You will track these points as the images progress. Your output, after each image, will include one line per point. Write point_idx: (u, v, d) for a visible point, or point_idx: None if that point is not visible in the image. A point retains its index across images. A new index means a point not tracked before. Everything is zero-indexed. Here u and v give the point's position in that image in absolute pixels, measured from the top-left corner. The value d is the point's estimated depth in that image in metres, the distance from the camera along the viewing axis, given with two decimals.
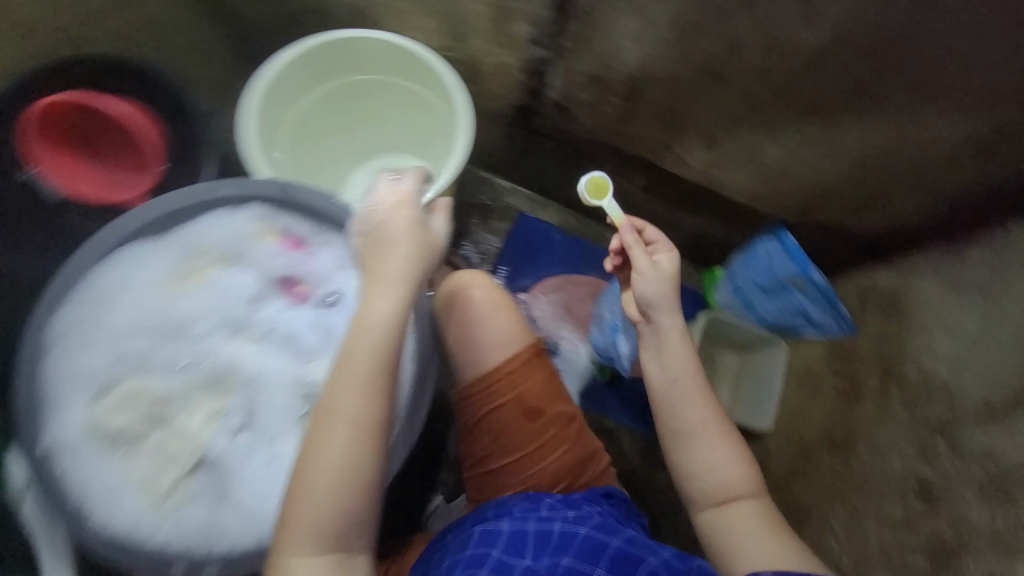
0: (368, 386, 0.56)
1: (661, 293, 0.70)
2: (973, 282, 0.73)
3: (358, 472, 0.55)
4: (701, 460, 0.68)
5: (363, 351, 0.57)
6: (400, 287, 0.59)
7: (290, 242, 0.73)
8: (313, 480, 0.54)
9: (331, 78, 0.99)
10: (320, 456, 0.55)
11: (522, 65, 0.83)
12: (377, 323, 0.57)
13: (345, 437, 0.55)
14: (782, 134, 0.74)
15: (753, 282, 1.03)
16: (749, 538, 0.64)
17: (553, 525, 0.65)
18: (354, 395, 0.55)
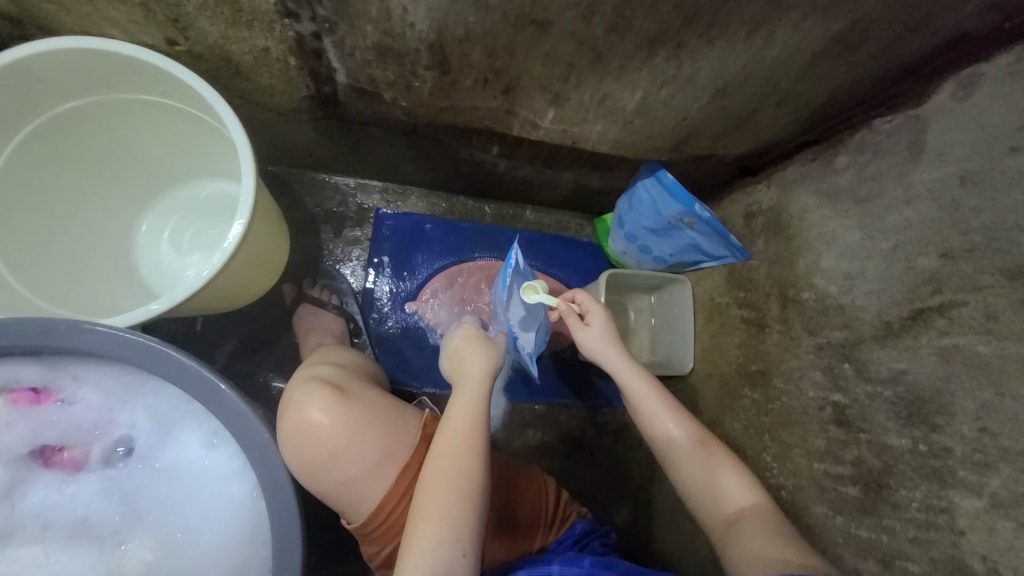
0: (470, 429, 0.61)
1: (595, 342, 0.76)
2: (850, 190, 0.68)
3: (472, 506, 0.56)
4: (701, 477, 0.67)
5: (464, 404, 0.64)
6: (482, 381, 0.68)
7: (23, 399, 0.51)
8: (425, 518, 0.55)
9: (20, 122, 0.68)
10: (436, 492, 0.56)
11: (285, 47, 0.60)
12: (461, 415, 0.63)
13: (450, 502, 0.56)
14: (631, 74, 0.60)
15: (642, 226, 0.95)
16: (763, 541, 0.58)
17: (550, 568, 0.61)
18: (459, 440, 0.60)
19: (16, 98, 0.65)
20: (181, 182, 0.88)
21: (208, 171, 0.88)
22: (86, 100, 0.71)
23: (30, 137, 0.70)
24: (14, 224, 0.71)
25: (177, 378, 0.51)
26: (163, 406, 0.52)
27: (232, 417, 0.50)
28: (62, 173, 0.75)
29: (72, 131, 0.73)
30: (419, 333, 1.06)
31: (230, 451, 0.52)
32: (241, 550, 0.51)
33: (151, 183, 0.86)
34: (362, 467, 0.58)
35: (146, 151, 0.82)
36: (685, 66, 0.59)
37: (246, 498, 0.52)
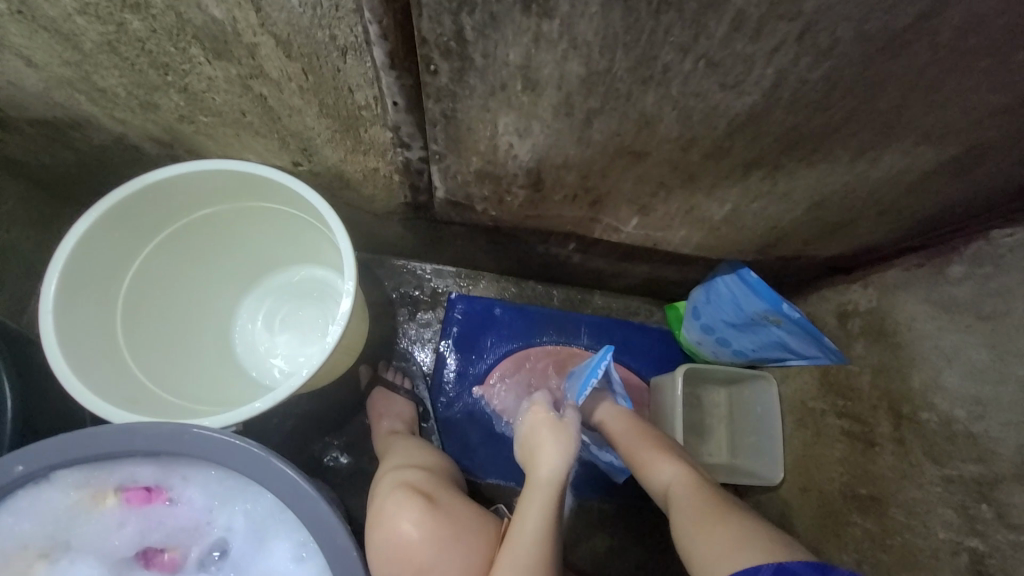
0: (538, 546, 0.58)
1: (609, 411, 0.81)
2: (971, 304, 0.63)
3: None
4: (649, 464, 0.71)
5: (530, 517, 0.60)
6: (551, 488, 0.64)
7: (136, 498, 0.54)
8: None
9: (161, 228, 0.79)
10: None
11: (395, 168, 0.66)
12: (529, 527, 0.60)
13: None
14: (721, 191, 0.61)
15: (720, 319, 0.92)
16: (676, 475, 0.68)
17: None
18: (522, 561, 0.56)
19: (164, 209, 0.76)
20: (280, 270, 0.96)
21: (304, 261, 0.95)
22: (216, 207, 0.81)
23: (165, 241, 0.81)
24: (141, 314, 0.81)
25: (278, 488, 0.52)
26: (261, 514, 0.54)
27: (330, 531, 0.51)
28: (184, 266, 0.85)
29: (202, 233, 0.84)
30: (485, 419, 1.05)
31: (316, 568, 0.52)
32: None
33: (256, 274, 0.94)
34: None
35: (256, 246, 0.90)
36: (780, 185, 0.59)
37: None
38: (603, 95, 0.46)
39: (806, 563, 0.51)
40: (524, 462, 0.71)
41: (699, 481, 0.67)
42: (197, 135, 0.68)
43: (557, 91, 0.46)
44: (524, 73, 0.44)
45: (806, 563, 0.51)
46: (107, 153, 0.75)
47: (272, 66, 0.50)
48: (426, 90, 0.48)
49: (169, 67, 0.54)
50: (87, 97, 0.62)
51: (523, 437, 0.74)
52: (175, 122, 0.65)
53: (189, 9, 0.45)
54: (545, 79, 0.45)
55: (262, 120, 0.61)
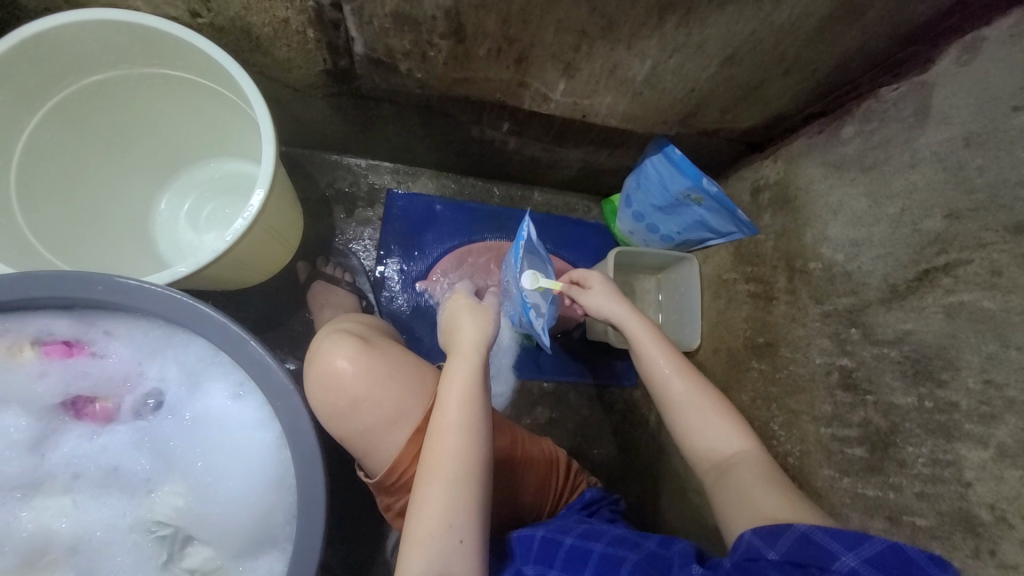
0: (467, 407, 0.60)
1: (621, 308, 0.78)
2: (856, 159, 0.70)
3: (471, 480, 0.56)
4: (705, 428, 0.65)
5: (456, 382, 0.62)
6: (474, 353, 0.66)
7: (56, 352, 0.51)
8: (427, 495, 0.55)
9: (47, 96, 0.70)
10: (434, 479, 0.56)
11: (306, 18, 0.62)
12: (452, 389, 0.62)
13: (445, 481, 0.55)
14: (641, 42, 0.62)
15: (649, 205, 0.96)
16: (736, 442, 0.63)
17: (534, 534, 0.62)
18: (455, 422, 0.59)
19: (49, 68, 0.67)
20: (195, 156, 0.90)
21: (226, 150, 0.90)
22: (111, 73, 0.73)
23: (55, 112, 0.73)
24: (41, 194, 0.74)
25: (201, 331, 0.51)
26: (190, 361, 0.53)
27: (256, 367, 0.50)
28: (83, 143, 0.77)
29: (102, 105, 0.76)
30: (430, 312, 1.08)
31: (256, 401, 0.53)
32: (272, 494, 0.51)
33: (172, 161, 0.89)
34: (377, 425, 0.61)
35: (164, 125, 0.84)
36: (694, 34, 0.61)
37: (275, 444, 0.52)
38: None
39: (925, 554, 0.44)
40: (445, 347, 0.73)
41: (771, 462, 0.61)
42: None
43: None
44: None
45: (922, 550, 0.45)
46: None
47: None
48: None
49: None
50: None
51: (444, 323, 0.75)
52: None
53: None
54: None
55: None
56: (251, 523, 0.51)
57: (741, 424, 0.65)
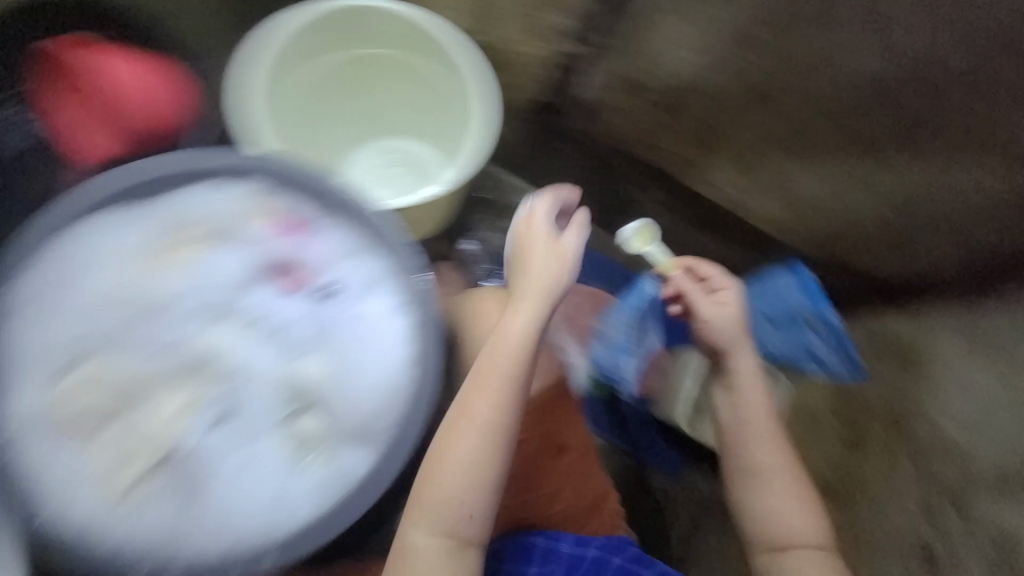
0: (512, 372, 0.63)
1: (733, 334, 0.71)
2: (1005, 346, 0.70)
3: (493, 447, 0.61)
4: (779, 516, 0.65)
5: (512, 334, 0.65)
6: (538, 307, 0.67)
7: (285, 226, 0.65)
8: (451, 448, 0.61)
9: (329, 44, 0.84)
10: (461, 435, 0.61)
11: (551, 61, 0.79)
12: (509, 341, 0.65)
13: (471, 435, 0.61)
14: (818, 163, 0.77)
15: (760, 312, 0.91)
16: (804, 533, 0.65)
17: (587, 551, 0.69)
18: (500, 380, 0.63)
19: (347, 29, 0.83)
20: (399, 136, 0.93)
21: (427, 133, 0.92)
22: (379, 47, 0.85)
23: (328, 60, 0.85)
24: (292, 112, 0.85)
25: (391, 252, 0.65)
26: (369, 271, 0.65)
27: (428, 295, 0.64)
28: (331, 88, 0.88)
29: (357, 64, 0.87)
30: None
31: (407, 321, 0.64)
32: (389, 397, 0.62)
33: (381, 127, 0.93)
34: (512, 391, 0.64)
35: (392, 97, 0.91)
36: (863, 169, 0.75)
37: (405, 359, 0.63)
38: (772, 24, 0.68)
39: None
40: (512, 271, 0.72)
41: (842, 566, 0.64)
42: None
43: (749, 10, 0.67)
44: None
45: None
46: None
47: None
48: None
49: None
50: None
51: (512, 248, 0.72)
52: None
53: None
54: None
55: None
56: (364, 413, 0.61)
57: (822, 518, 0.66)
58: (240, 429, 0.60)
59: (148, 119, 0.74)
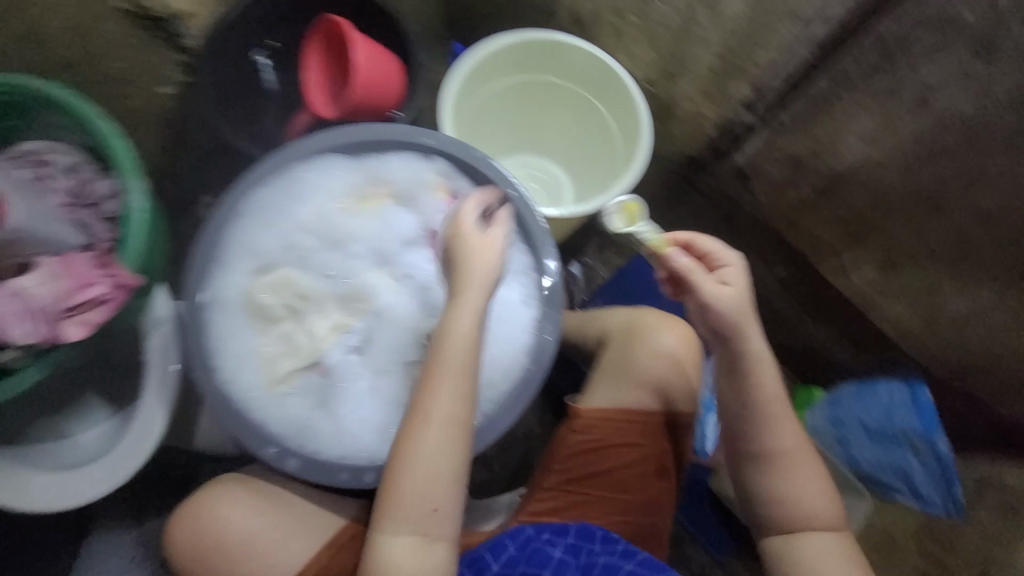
0: (461, 362, 0.60)
1: (738, 314, 0.63)
2: None
3: (451, 443, 0.60)
4: (802, 499, 0.65)
5: (461, 326, 0.61)
6: (475, 297, 0.61)
7: (453, 205, 0.71)
8: (410, 447, 0.59)
9: (522, 71, 0.95)
10: (416, 432, 0.59)
11: (720, 123, 0.83)
12: (458, 334, 0.60)
13: (432, 430, 0.59)
14: (972, 285, 0.76)
15: (860, 421, 0.90)
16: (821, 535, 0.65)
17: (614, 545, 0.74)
18: (452, 376, 0.60)
19: (542, 60, 0.93)
20: (540, 153, 1.06)
21: (566, 160, 1.05)
22: (562, 81, 0.95)
23: (516, 82, 0.96)
24: (472, 120, 0.96)
25: (533, 252, 0.70)
26: (511, 262, 0.71)
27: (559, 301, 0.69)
28: (507, 104, 0.99)
29: (537, 91, 0.98)
30: None
31: (531, 315, 0.70)
32: (499, 376, 0.68)
33: (529, 142, 1.05)
34: (643, 388, 0.77)
35: (550, 123, 1.02)
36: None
37: (520, 348, 0.69)
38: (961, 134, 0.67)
39: None
40: (447, 277, 0.64)
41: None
42: (607, 24, 0.86)
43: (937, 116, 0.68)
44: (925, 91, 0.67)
45: None
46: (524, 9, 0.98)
47: None
48: (827, 70, 0.72)
49: None
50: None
51: (443, 255, 0.65)
52: (605, 9, 0.85)
53: None
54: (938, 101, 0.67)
55: (671, 35, 0.80)
56: None
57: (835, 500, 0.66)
58: (371, 363, 0.68)
59: (368, 92, 0.84)
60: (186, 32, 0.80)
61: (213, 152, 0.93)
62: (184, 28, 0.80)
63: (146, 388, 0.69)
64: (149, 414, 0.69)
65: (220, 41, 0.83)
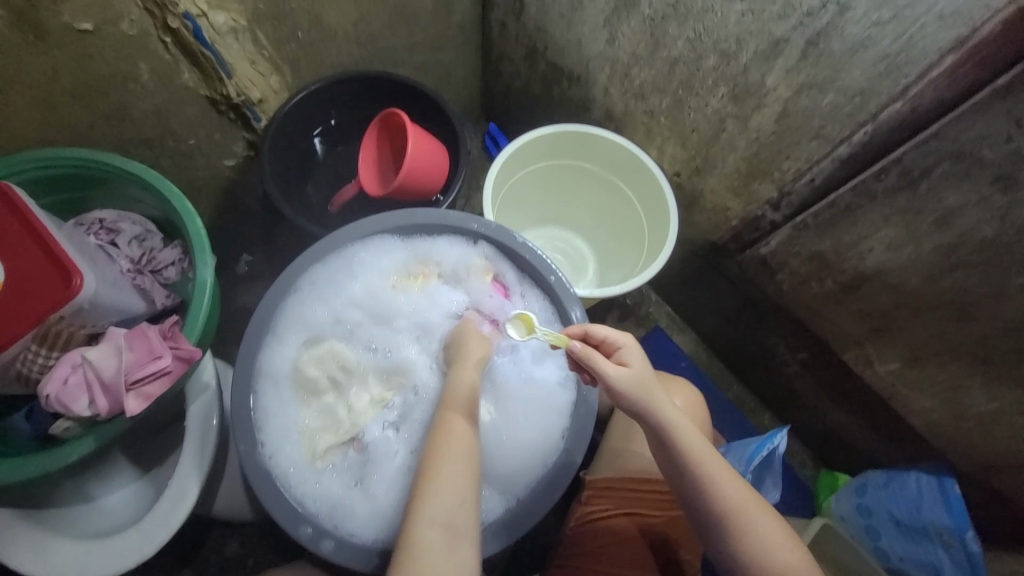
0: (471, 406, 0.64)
1: (644, 388, 0.67)
2: None
3: (469, 472, 0.59)
4: (773, 553, 0.64)
5: (467, 376, 0.66)
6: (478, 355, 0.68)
7: (496, 287, 0.74)
8: (428, 483, 0.57)
9: (557, 157, 1.03)
10: (435, 462, 0.59)
11: (743, 217, 0.87)
12: (466, 384, 0.65)
13: (453, 457, 0.59)
14: (1000, 391, 0.74)
15: (889, 513, 0.91)
16: None
17: None
18: (461, 419, 0.62)
19: (578, 148, 1.00)
20: (570, 231, 1.15)
21: (594, 238, 1.13)
22: (594, 167, 1.02)
23: (551, 166, 1.04)
24: (510, 198, 1.05)
25: None
26: (548, 344, 0.73)
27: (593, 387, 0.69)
28: (542, 185, 1.08)
29: (570, 175, 1.06)
30: None
31: (568, 398, 0.71)
32: (536, 461, 0.68)
33: (560, 219, 1.14)
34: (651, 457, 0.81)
35: (581, 204, 1.10)
36: None
37: (557, 432, 0.69)
38: (989, 256, 0.65)
39: None
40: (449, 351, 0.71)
41: None
42: (638, 122, 0.93)
43: (958, 235, 0.66)
44: (947, 213, 0.65)
45: None
46: (559, 101, 1.07)
47: (756, 122, 0.76)
48: (853, 182, 0.71)
49: (690, 88, 0.80)
50: (613, 61, 0.89)
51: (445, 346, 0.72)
52: (637, 110, 0.92)
53: (753, 72, 0.72)
54: (959, 222, 0.65)
55: (699, 138, 0.85)
56: (509, 466, 0.68)
57: (801, 544, 0.66)
58: (407, 440, 0.69)
59: (410, 180, 0.90)
60: (256, 119, 0.90)
61: (267, 218, 0.99)
62: (254, 118, 0.90)
63: (184, 455, 0.69)
64: (181, 485, 0.68)
65: (281, 123, 0.90)
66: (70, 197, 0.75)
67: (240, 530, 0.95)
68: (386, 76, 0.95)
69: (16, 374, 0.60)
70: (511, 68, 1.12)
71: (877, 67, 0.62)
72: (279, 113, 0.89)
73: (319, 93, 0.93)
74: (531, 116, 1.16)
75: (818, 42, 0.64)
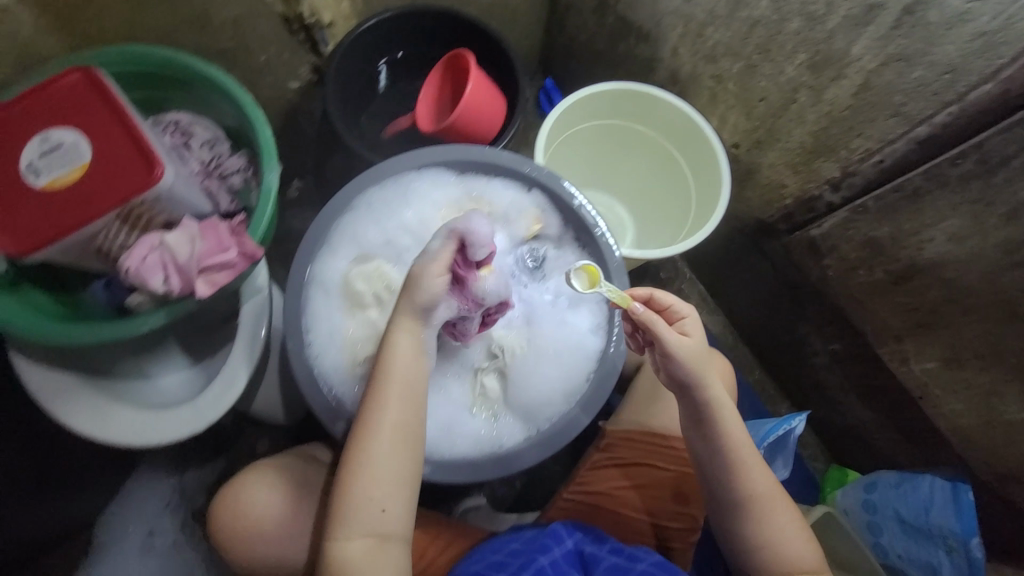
0: (402, 392, 0.61)
1: (698, 363, 0.68)
2: None
3: (394, 472, 0.60)
4: (781, 540, 0.68)
5: (400, 356, 0.61)
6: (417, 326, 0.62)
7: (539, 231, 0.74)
8: (348, 488, 0.59)
9: (615, 116, 1.01)
10: (358, 464, 0.59)
11: (798, 195, 0.85)
12: (398, 366, 0.61)
13: (378, 458, 0.59)
14: None
15: (895, 511, 0.91)
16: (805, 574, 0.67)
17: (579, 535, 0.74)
18: (386, 412, 0.60)
19: (637, 109, 0.98)
20: (615, 196, 1.13)
21: (638, 205, 1.11)
22: (650, 131, 1.01)
23: (608, 125, 1.03)
24: (562, 152, 1.04)
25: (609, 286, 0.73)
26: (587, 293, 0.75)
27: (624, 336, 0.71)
28: (595, 143, 1.06)
29: (625, 137, 1.04)
30: None
31: (598, 346, 0.73)
32: (560, 400, 0.71)
33: (607, 182, 1.12)
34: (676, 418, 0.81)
35: (631, 168, 1.08)
36: None
37: (582, 376, 0.72)
38: None
39: None
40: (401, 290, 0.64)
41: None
42: (704, 86, 0.91)
43: None
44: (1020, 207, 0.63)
45: None
46: (623, 59, 1.04)
47: (830, 94, 0.73)
48: (924, 166, 0.69)
49: (766, 53, 0.77)
50: (688, 18, 0.86)
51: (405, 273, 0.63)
52: (704, 73, 0.89)
53: (838, 40, 0.69)
54: None
55: (765, 108, 0.83)
56: (534, 402, 0.71)
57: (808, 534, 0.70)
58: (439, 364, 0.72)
59: (465, 124, 0.91)
60: (324, 42, 0.92)
61: (320, 143, 1.01)
62: (323, 41, 0.92)
63: (234, 347, 0.75)
64: (231, 373, 0.75)
65: (347, 49, 0.91)
66: (149, 96, 0.79)
67: (267, 432, 1.02)
68: (453, 13, 0.94)
69: (97, 248, 0.66)
70: (578, 21, 1.09)
71: (974, 44, 0.59)
72: (346, 39, 0.90)
73: (385, 23, 0.93)
74: (591, 74, 1.14)
75: (915, 10, 0.61)
